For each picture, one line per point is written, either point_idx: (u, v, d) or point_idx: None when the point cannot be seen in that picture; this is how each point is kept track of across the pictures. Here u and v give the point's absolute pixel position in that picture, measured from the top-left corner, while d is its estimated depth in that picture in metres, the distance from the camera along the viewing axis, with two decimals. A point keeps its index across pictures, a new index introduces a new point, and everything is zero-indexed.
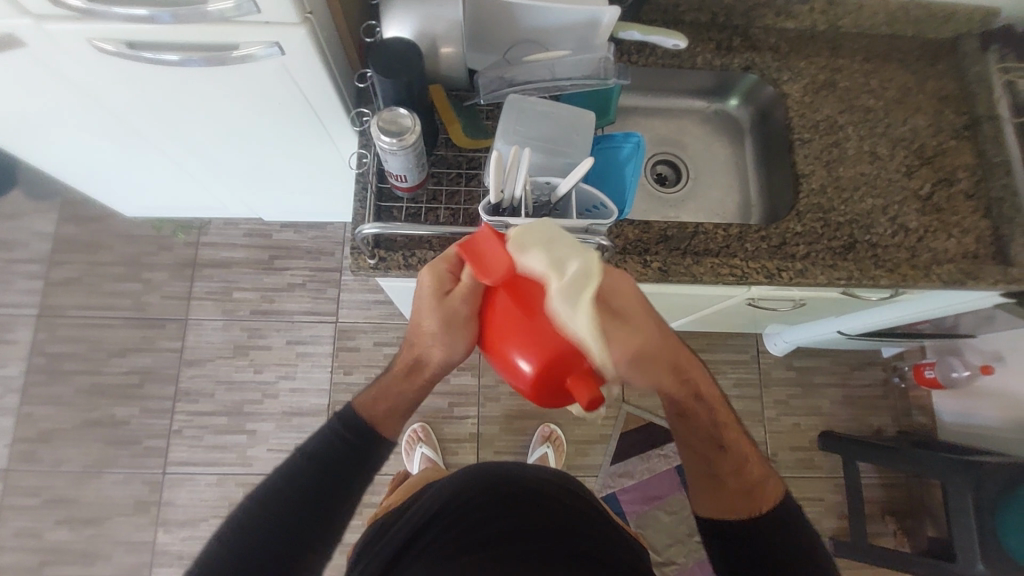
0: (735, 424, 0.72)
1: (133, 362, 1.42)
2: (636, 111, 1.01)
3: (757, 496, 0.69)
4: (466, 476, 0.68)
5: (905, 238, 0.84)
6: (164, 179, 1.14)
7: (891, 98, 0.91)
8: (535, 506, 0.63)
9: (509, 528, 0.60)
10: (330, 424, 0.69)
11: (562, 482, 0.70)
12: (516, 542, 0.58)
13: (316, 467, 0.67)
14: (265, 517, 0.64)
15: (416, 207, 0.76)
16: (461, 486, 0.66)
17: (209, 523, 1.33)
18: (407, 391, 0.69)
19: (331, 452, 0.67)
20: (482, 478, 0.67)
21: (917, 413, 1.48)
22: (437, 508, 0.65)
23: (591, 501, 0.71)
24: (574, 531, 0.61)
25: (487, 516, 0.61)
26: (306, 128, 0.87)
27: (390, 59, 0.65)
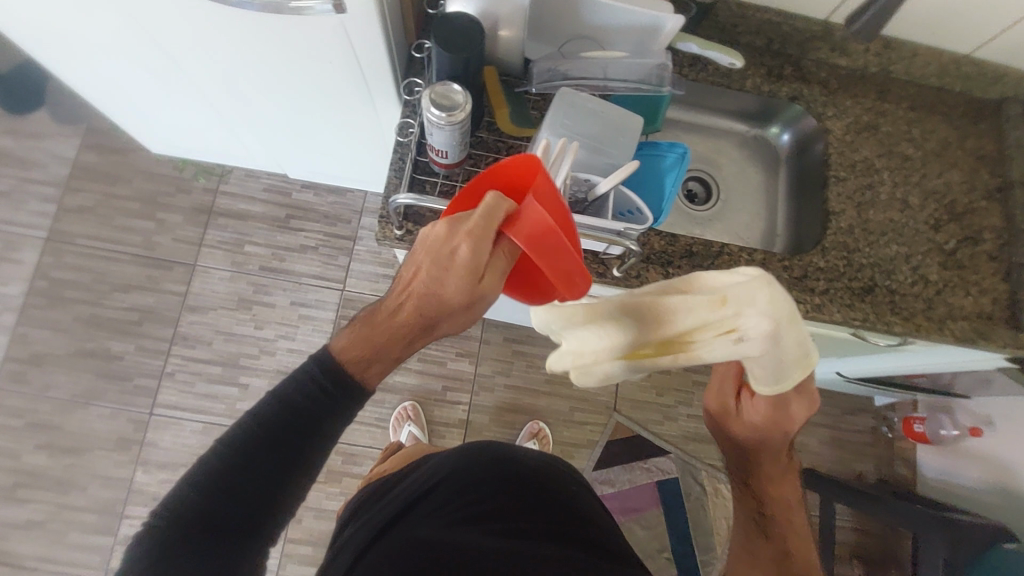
0: (795, 522, 0.65)
1: (135, 299, 1.41)
2: (677, 124, 1.01)
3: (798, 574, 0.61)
4: (461, 450, 0.68)
5: (924, 288, 0.84)
6: (196, 120, 1.13)
7: (930, 150, 0.92)
8: (532, 484, 0.64)
9: (507, 505, 0.61)
10: (306, 364, 0.61)
11: (554, 463, 0.70)
12: (513, 518, 0.59)
13: (285, 416, 0.60)
14: (238, 461, 0.59)
15: (451, 185, 0.76)
16: (457, 457, 0.66)
17: (188, 470, 1.33)
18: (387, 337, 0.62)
19: (302, 398, 0.61)
20: (477, 450, 0.67)
21: (900, 465, 1.50)
22: (432, 479, 0.65)
23: (583, 487, 0.71)
24: (566, 514, 0.62)
25: (485, 490, 0.62)
26: (350, 91, 0.87)
27: (452, 33, 0.65)
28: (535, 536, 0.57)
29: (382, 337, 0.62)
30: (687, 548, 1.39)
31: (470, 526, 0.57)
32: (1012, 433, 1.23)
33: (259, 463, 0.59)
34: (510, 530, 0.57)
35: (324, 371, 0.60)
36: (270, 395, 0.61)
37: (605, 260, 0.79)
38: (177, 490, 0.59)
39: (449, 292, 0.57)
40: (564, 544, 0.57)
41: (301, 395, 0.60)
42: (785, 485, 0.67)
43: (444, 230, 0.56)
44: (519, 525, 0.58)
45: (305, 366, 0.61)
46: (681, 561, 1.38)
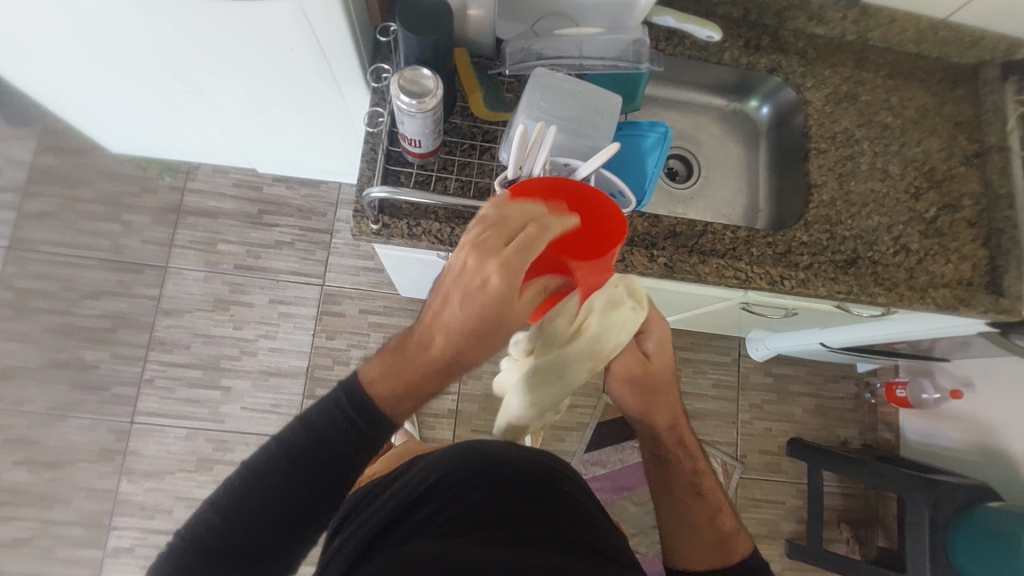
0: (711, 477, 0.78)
1: (107, 306, 1.36)
2: (655, 101, 0.99)
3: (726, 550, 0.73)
4: (461, 450, 0.68)
5: (905, 258, 0.84)
6: (156, 117, 1.08)
7: (909, 117, 0.91)
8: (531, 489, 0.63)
9: (501, 509, 0.60)
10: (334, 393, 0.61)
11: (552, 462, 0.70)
12: (508, 523, 0.58)
13: (310, 438, 0.61)
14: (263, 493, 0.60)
15: (426, 174, 0.73)
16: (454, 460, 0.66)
17: (175, 477, 1.31)
18: (416, 372, 0.60)
19: (329, 424, 0.61)
20: (477, 451, 0.67)
21: (884, 429, 1.53)
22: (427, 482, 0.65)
23: (581, 482, 0.72)
24: (566, 515, 0.62)
25: (480, 493, 0.61)
26: (316, 80, 0.83)
27: (418, 14, 0.62)
28: (529, 540, 0.56)
29: (415, 368, 0.60)
30: None
31: (461, 532, 0.56)
32: (991, 393, 1.26)
33: (288, 490, 0.60)
34: (502, 535, 0.56)
35: (352, 401, 0.60)
36: (298, 417, 0.63)
37: None
38: (204, 510, 0.62)
39: (483, 325, 0.53)
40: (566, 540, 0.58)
41: (326, 419, 0.61)
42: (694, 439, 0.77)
43: (474, 259, 0.51)
44: (514, 530, 0.57)
45: (335, 392, 0.62)
46: None
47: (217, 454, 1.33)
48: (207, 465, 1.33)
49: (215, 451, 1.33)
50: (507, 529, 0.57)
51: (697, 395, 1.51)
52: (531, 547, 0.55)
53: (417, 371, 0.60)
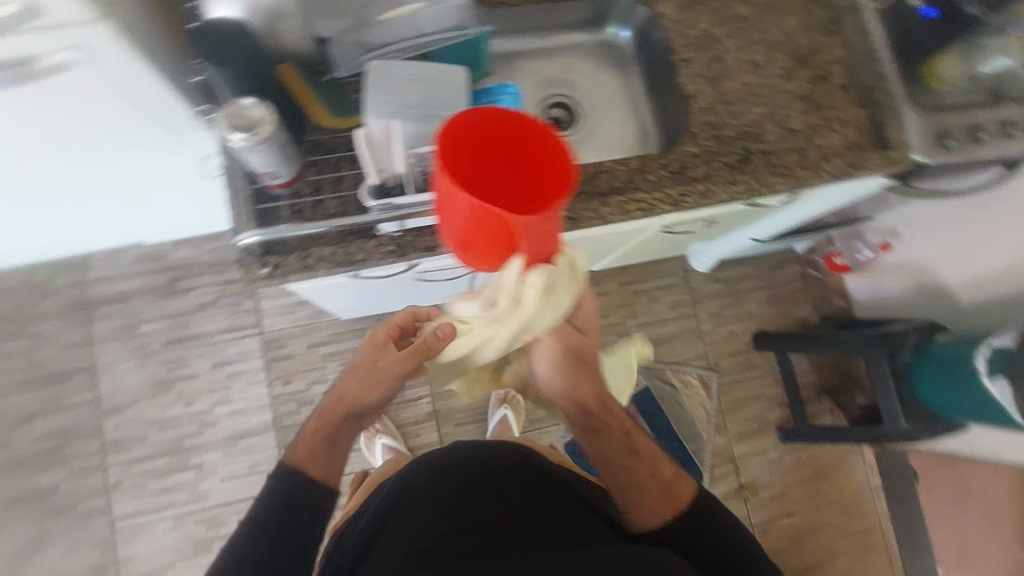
0: (641, 435, 0.79)
1: (47, 424, 1.30)
2: (519, 56, 0.97)
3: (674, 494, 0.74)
4: (420, 468, 0.73)
5: (794, 140, 0.86)
6: (17, 223, 1.01)
7: (762, 2, 0.91)
8: (489, 486, 0.69)
9: (464, 517, 0.65)
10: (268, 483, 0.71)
11: (508, 450, 0.75)
12: (473, 528, 0.64)
13: (271, 512, 0.69)
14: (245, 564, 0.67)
15: (301, 201, 0.70)
16: (413, 479, 0.71)
17: (176, 568, 1.27)
18: (332, 430, 0.75)
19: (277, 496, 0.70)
20: (432, 476, 0.72)
21: (836, 298, 1.59)
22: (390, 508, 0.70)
23: (539, 459, 0.76)
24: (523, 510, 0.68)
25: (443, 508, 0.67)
26: (160, 135, 0.78)
27: (222, 46, 0.63)
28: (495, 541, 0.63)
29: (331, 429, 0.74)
30: (676, 444, 1.48)
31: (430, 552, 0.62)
32: (916, 237, 1.32)
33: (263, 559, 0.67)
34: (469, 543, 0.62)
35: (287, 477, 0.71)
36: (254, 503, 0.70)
37: None
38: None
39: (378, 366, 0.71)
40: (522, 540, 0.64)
41: (277, 496, 0.70)
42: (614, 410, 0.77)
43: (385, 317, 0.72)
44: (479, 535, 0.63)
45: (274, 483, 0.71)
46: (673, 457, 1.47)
47: (211, 531, 1.29)
48: (206, 544, 1.29)
49: (209, 529, 1.29)
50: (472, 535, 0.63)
51: (658, 322, 1.53)
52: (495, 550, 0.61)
53: (334, 432, 0.75)
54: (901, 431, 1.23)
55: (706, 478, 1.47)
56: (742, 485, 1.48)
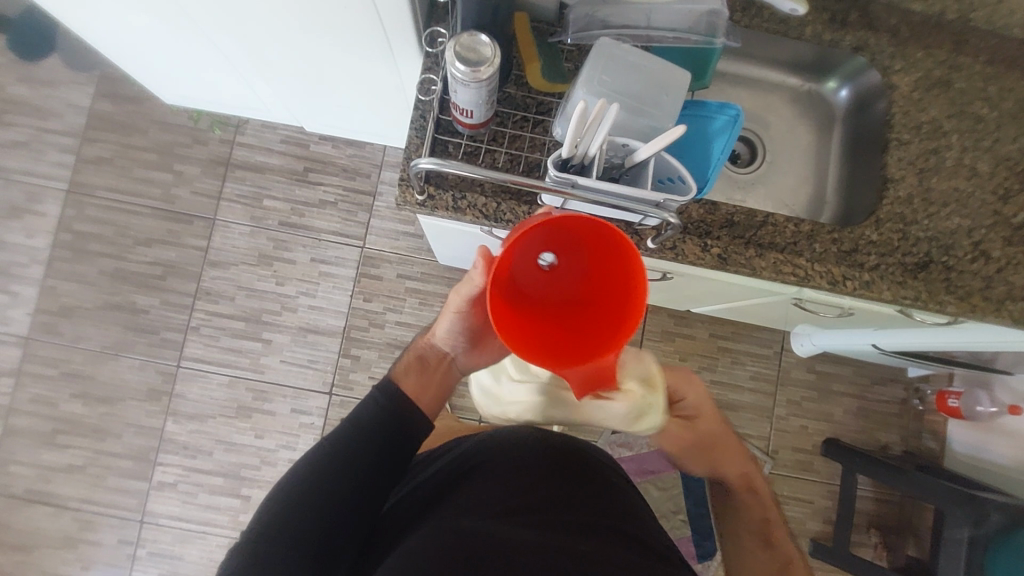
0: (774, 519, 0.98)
1: (158, 254, 1.40)
2: (722, 78, 0.92)
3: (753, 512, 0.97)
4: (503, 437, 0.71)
5: (984, 266, 0.78)
6: (206, 67, 1.07)
7: (1007, 110, 0.83)
8: (575, 468, 0.69)
9: (552, 493, 0.65)
10: (373, 395, 0.72)
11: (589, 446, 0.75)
12: (560, 507, 0.63)
13: (364, 432, 0.70)
14: (321, 481, 0.67)
15: (475, 145, 0.70)
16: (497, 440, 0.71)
17: (216, 421, 1.37)
18: (428, 383, 0.77)
19: (374, 419, 0.71)
20: (514, 449, 0.69)
21: (928, 437, 1.46)
22: (472, 463, 0.69)
23: (607, 460, 0.76)
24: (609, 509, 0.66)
25: (531, 477, 0.66)
26: (369, 41, 0.81)
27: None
28: (581, 526, 0.62)
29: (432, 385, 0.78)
30: (702, 511, 1.40)
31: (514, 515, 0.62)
32: None
33: (344, 471, 0.68)
34: (558, 520, 0.62)
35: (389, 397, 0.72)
36: (346, 420, 0.72)
37: (639, 231, 0.72)
38: (269, 501, 0.66)
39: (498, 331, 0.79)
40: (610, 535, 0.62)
41: (375, 417, 0.71)
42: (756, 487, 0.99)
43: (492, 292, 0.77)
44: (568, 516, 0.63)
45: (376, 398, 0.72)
46: (695, 521, 1.40)
47: (256, 403, 1.37)
48: (247, 412, 1.37)
49: (254, 400, 1.37)
50: (560, 513, 0.63)
51: (734, 386, 1.47)
52: (584, 537, 0.61)
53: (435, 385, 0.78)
54: None
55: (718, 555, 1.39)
56: None
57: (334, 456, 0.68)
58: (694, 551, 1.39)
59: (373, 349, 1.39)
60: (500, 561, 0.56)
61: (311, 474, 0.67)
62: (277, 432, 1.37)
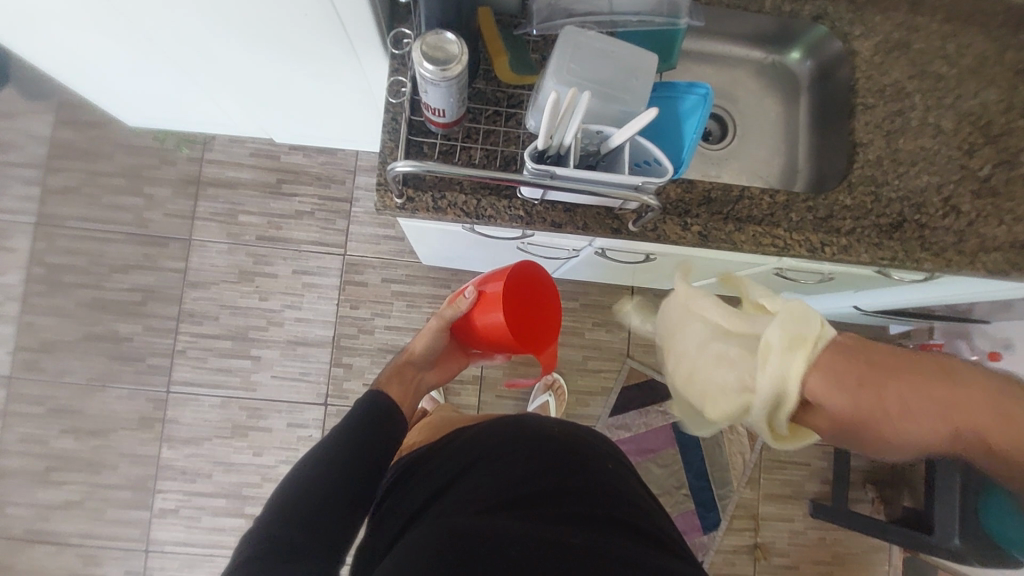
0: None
1: (136, 279, 1.37)
2: (687, 56, 0.93)
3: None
4: (514, 425, 0.73)
5: (956, 221, 0.80)
6: (167, 85, 1.05)
7: (966, 66, 0.85)
8: (574, 463, 0.69)
9: (546, 484, 0.65)
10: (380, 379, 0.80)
11: (588, 439, 0.75)
12: (559, 500, 0.64)
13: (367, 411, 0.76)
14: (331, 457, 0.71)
15: (450, 144, 0.70)
16: (498, 431, 0.72)
17: (212, 442, 1.35)
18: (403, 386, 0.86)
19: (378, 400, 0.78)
20: (523, 439, 0.70)
21: None
22: (474, 454, 0.70)
23: (613, 456, 0.76)
24: (610, 497, 0.67)
25: (528, 469, 0.66)
26: (334, 47, 0.80)
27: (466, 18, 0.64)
28: (570, 517, 0.62)
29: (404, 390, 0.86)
30: (703, 484, 1.43)
31: (506, 506, 0.62)
32: None
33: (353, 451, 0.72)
34: (549, 511, 0.62)
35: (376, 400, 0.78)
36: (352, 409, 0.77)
37: (619, 214, 0.73)
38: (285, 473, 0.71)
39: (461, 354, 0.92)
40: (603, 521, 0.63)
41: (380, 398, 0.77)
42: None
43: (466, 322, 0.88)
44: (559, 507, 0.63)
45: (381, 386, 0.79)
46: (697, 494, 1.42)
47: (251, 421, 1.36)
48: (243, 431, 1.36)
49: (249, 418, 1.36)
50: (551, 504, 0.63)
51: None
52: (572, 528, 0.60)
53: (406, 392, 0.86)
54: (950, 547, 1.14)
55: (722, 525, 1.42)
56: (757, 545, 1.43)
57: (337, 438, 0.73)
58: (698, 523, 1.42)
59: (364, 356, 1.39)
60: (484, 547, 0.55)
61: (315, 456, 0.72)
62: (276, 448, 1.36)
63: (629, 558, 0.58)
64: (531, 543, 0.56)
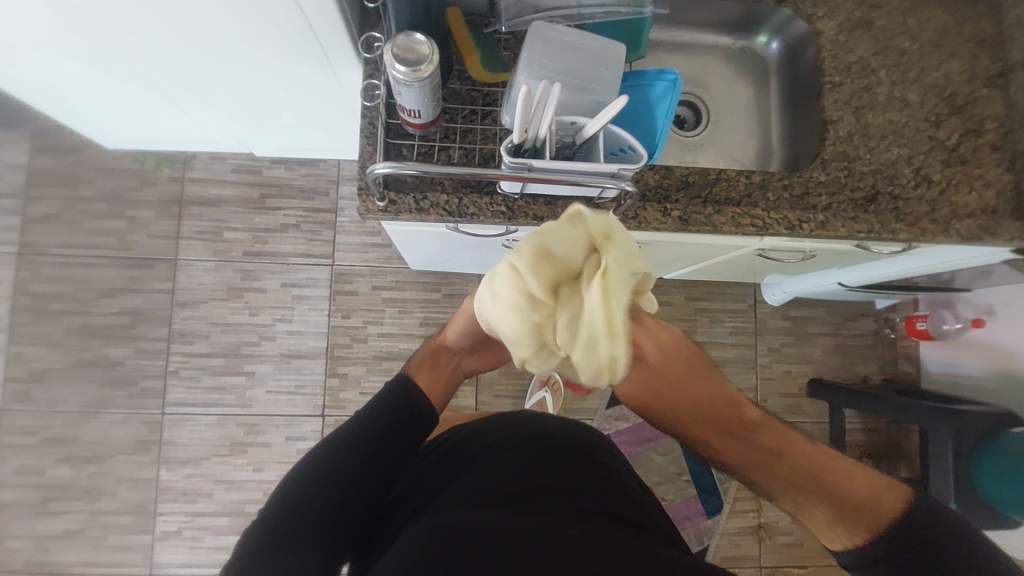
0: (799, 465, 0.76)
1: (125, 302, 1.37)
2: (657, 46, 0.95)
3: (868, 512, 0.75)
4: (509, 426, 0.74)
5: (927, 190, 0.82)
6: (144, 105, 1.04)
7: (927, 40, 0.87)
8: (572, 460, 0.70)
9: (545, 481, 0.66)
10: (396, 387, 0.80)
11: (588, 438, 0.76)
12: (556, 495, 0.64)
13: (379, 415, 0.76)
14: (334, 461, 0.71)
15: (428, 145, 0.71)
16: (499, 432, 0.73)
17: (211, 461, 1.35)
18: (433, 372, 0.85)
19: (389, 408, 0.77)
20: (520, 438, 0.72)
21: (904, 362, 1.52)
22: (471, 455, 0.71)
23: (614, 456, 0.77)
24: (606, 491, 0.67)
25: (527, 468, 0.67)
26: (308, 57, 0.81)
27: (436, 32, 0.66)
28: (569, 511, 0.62)
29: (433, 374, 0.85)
30: (704, 469, 1.44)
31: (506, 501, 0.62)
32: (1016, 318, 1.23)
33: (355, 454, 0.72)
34: (546, 506, 0.62)
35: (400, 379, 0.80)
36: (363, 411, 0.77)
37: (600, 204, 0.74)
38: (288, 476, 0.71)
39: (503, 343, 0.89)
40: (600, 514, 0.63)
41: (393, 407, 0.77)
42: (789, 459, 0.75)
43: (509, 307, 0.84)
44: (557, 501, 0.63)
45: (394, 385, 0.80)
46: (699, 480, 1.44)
47: (249, 437, 1.36)
48: (241, 448, 1.35)
49: (247, 434, 1.36)
50: (549, 500, 0.63)
51: (715, 343, 1.51)
52: (569, 520, 0.60)
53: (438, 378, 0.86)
54: None
55: (725, 508, 1.43)
56: (760, 526, 1.44)
57: (341, 443, 0.72)
58: (701, 508, 1.43)
59: (359, 364, 1.39)
60: (479, 541, 0.55)
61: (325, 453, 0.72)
62: (275, 463, 1.35)
63: (629, 549, 0.57)
64: (531, 538, 0.56)
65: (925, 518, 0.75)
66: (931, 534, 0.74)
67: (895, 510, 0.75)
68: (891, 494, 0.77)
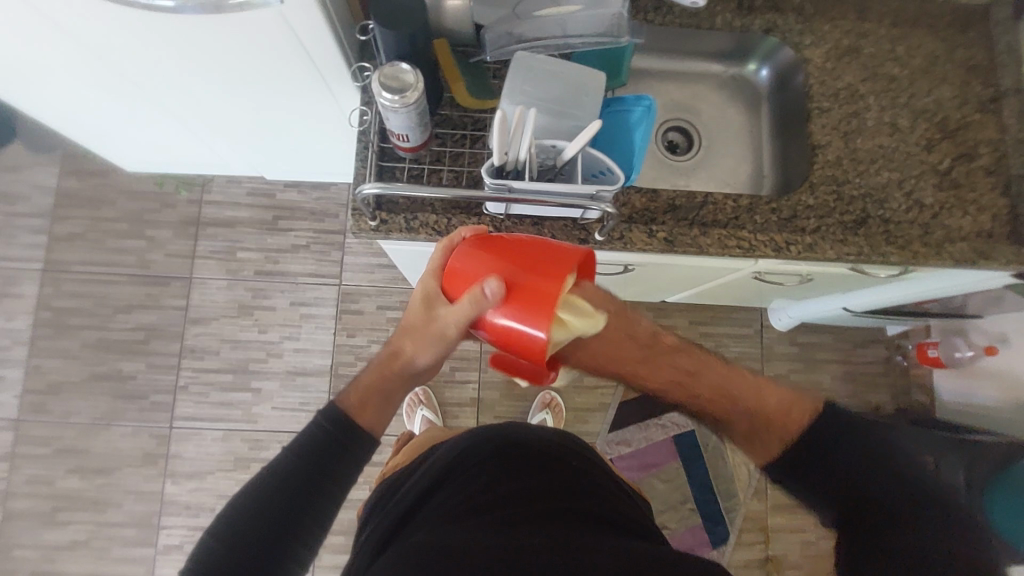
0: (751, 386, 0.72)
1: (140, 318, 1.42)
2: (650, 74, 0.97)
3: (779, 431, 0.73)
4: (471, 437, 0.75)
5: (919, 214, 0.82)
6: (161, 131, 1.10)
7: (917, 67, 0.88)
8: (540, 466, 0.69)
9: (513, 489, 0.65)
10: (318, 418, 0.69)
11: (561, 438, 0.75)
12: (514, 502, 0.63)
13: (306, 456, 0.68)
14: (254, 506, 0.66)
15: (419, 167, 0.74)
16: (461, 448, 0.73)
17: (215, 476, 1.37)
18: (386, 380, 0.72)
19: (315, 444, 0.69)
20: (480, 449, 0.71)
21: (917, 392, 1.48)
22: (437, 474, 0.72)
23: (598, 462, 0.76)
24: (570, 491, 0.66)
25: (493, 477, 0.67)
26: (309, 87, 0.86)
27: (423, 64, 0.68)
28: (539, 517, 0.61)
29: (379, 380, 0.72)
30: (708, 497, 1.41)
31: (470, 517, 0.62)
32: None
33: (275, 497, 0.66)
34: (507, 515, 0.61)
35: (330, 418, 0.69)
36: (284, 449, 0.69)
37: (585, 225, 0.75)
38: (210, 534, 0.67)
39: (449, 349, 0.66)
40: (562, 516, 0.62)
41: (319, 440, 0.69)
42: (752, 393, 0.72)
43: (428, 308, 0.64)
44: (515, 509, 0.62)
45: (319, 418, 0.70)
46: (703, 508, 1.41)
47: (253, 452, 1.38)
48: (245, 463, 1.37)
49: (251, 450, 1.38)
50: (509, 508, 0.62)
51: None
52: (528, 526, 0.59)
53: (388, 387, 0.72)
54: None
55: (730, 539, 1.40)
56: (769, 558, 1.39)
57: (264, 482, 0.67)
58: (706, 538, 1.39)
59: None
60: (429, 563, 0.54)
61: (246, 503, 0.67)
62: None
63: (589, 547, 0.56)
64: (482, 550, 0.55)
65: (832, 428, 0.72)
66: (830, 456, 0.70)
67: (802, 424, 0.73)
68: (799, 406, 0.74)
